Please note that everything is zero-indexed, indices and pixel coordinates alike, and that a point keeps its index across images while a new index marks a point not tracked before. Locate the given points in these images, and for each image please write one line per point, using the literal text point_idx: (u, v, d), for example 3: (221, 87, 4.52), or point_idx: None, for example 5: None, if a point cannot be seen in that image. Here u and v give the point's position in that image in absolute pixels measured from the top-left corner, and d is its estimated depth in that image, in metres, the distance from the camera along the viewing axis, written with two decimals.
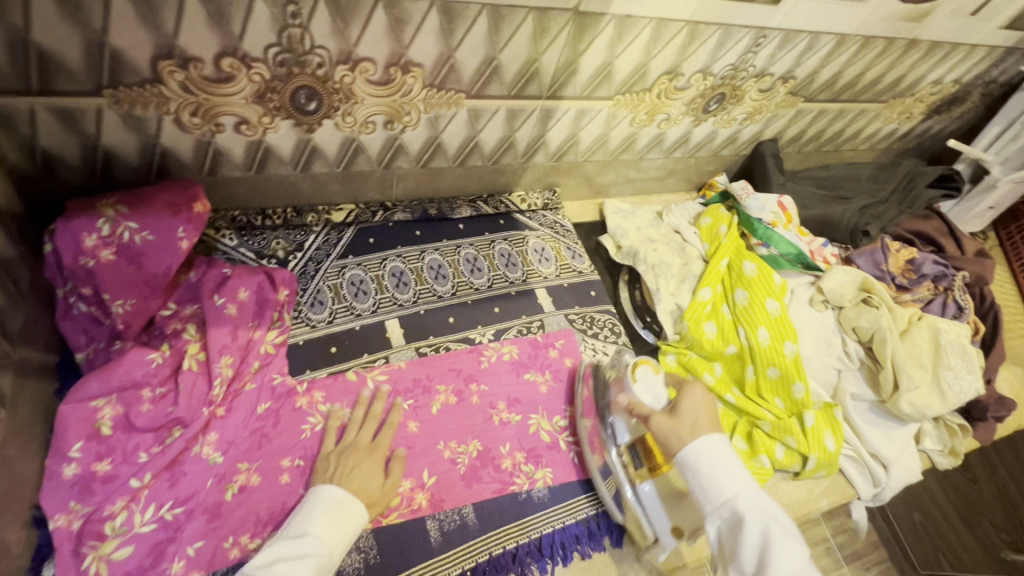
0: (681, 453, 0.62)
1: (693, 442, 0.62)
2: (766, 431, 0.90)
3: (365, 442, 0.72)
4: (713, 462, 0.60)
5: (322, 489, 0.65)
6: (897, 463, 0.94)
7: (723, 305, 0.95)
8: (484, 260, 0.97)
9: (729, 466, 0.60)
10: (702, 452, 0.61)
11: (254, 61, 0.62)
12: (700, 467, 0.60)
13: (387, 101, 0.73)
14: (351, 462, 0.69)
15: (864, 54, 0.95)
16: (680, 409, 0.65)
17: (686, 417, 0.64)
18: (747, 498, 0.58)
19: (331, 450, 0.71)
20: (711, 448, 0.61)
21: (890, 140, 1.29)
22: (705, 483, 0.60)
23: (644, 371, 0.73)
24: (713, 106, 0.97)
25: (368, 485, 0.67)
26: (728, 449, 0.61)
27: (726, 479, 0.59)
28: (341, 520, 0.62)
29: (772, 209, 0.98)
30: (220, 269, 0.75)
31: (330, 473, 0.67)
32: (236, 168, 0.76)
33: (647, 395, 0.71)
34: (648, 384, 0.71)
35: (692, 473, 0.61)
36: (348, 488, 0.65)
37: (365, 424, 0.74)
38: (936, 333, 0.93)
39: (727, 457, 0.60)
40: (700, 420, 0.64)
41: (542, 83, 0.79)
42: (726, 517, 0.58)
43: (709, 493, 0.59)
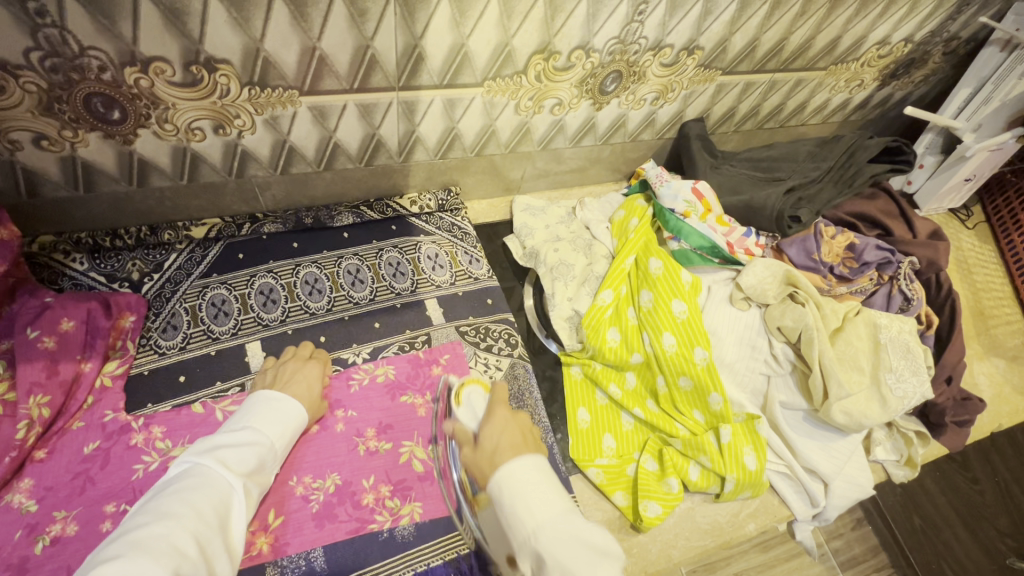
0: (489, 485, 0.54)
1: (497, 472, 0.53)
2: (678, 448, 0.81)
3: (302, 357, 0.75)
4: (514, 494, 0.51)
5: (259, 394, 0.66)
6: (838, 479, 0.83)
7: (628, 309, 0.85)
8: (368, 270, 0.88)
9: (533, 492, 0.51)
10: (505, 484, 0.52)
11: (20, 69, 0.56)
12: (501, 499, 0.51)
13: (206, 105, 0.66)
14: (291, 369, 0.72)
15: (778, 16, 0.84)
16: (482, 439, 0.59)
17: (488, 448, 0.57)
18: (550, 527, 0.49)
19: (271, 367, 0.74)
20: (512, 477, 0.52)
21: (844, 112, 1.16)
22: (507, 517, 0.51)
23: (470, 392, 0.72)
24: (611, 86, 0.86)
25: (311, 386, 0.71)
26: (532, 475, 0.52)
27: (528, 510, 0.50)
28: (279, 417, 0.63)
29: (685, 197, 0.87)
30: (41, 299, 0.69)
31: (268, 383, 0.70)
32: (60, 188, 0.71)
33: (468, 415, 0.69)
34: (471, 407, 0.70)
35: (498, 509, 0.52)
36: (289, 392, 0.68)
37: (305, 345, 0.78)
38: (874, 330, 0.82)
39: (531, 486, 0.51)
40: (500, 446, 0.57)
41: (387, 72, 0.70)
42: (529, 555, 0.49)
43: (513, 530, 0.50)
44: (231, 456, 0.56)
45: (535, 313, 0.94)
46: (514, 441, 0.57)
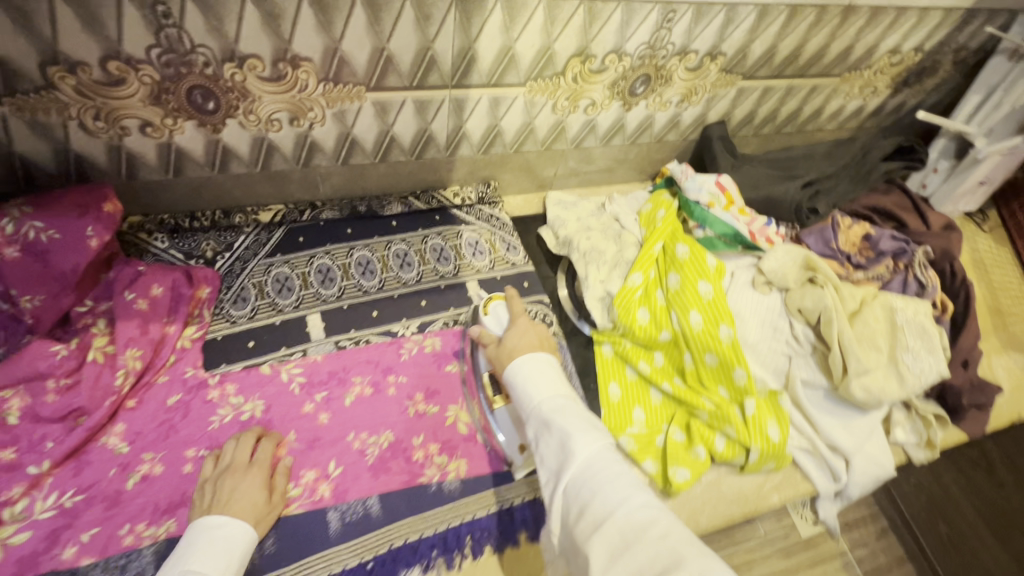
0: (505, 373, 0.67)
1: (513, 363, 0.66)
2: (705, 421, 0.85)
3: (242, 463, 0.68)
4: (526, 377, 0.64)
5: (198, 525, 0.61)
6: (859, 456, 0.87)
7: (656, 290, 0.91)
8: (415, 255, 0.96)
9: (542, 377, 0.63)
10: (519, 368, 0.65)
11: (140, 63, 0.65)
12: (516, 382, 0.64)
13: (287, 98, 0.75)
14: (229, 485, 0.66)
15: (795, 25, 0.91)
16: (506, 339, 0.72)
17: (508, 345, 0.71)
18: (553, 402, 0.61)
19: (208, 478, 0.68)
20: (527, 365, 0.65)
21: (859, 118, 1.22)
22: (520, 395, 0.63)
23: (496, 304, 0.83)
24: (640, 88, 0.94)
25: (255, 502, 0.65)
26: (542, 365, 0.64)
27: (536, 389, 0.62)
28: (223, 548, 0.59)
29: (709, 190, 0.94)
30: (134, 267, 0.77)
31: (205, 506, 0.64)
32: (154, 171, 0.80)
33: (494, 323, 0.81)
34: (497, 316, 0.82)
35: (513, 389, 0.65)
36: (233, 513, 0.63)
37: (245, 442, 0.71)
38: (891, 313, 0.86)
39: (541, 373, 0.64)
40: (520, 343, 0.70)
41: (443, 72, 0.79)
42: (534, 424, 0.60)
43: (523, 403, 0.63)
44: None
45: (570, 300, 0.99)
46: (531, 342, 0.70)
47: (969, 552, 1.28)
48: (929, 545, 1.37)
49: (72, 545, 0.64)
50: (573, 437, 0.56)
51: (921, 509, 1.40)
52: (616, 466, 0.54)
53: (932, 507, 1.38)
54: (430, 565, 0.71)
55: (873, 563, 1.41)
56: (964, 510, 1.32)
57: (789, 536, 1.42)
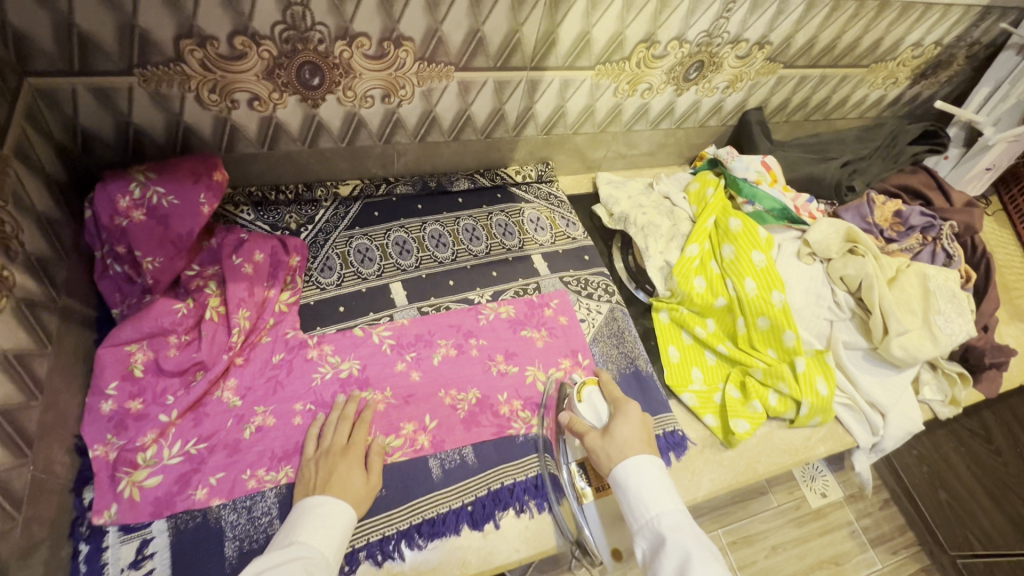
0: (613, 473, 0.66)
1: (624, 462, 0.65)
2: (758, 379, 0.93)
3: (341, 446, 0.72)
4: (639, 485, 0.62)
5: (304, 502, 0.65)
6: (894, 410, 0.96)
7: (711, 261, 0.98)
8: (482, 229, 1.02)
9: (660, 489, 0.62)
10: (630, 474, 0.63)
11: (263, 39, 0.70)
12: (628, 486, 0.63)
13: (384, 76, 0.81)
14: (331, 466, 0.70)
15: (836, 17, 0.99)
16: (614, 431, 0.69)
17: (617, 437, 0.68)
18: (670, 519, 0.59)
19: (311, 457, 0.71)
20: (638, 471, 0.63)
21: (878, 108, 1.32)
22: (633, 503, 0.62)
23: (590, 392, 0.80)
24: (693, 74, 1.02)
25: (353, 485, 0.68)
26: (659, 474, 0.63)
27: (651, 502, 0.61)
28: (327, 524, 0.62)
29: (756, 168, 1.02)
30: (237, 235, 0.83)
31: (311, 482, 0.68)
32: (251, 144, 0.84)
33: (590, 411, 0.77)
34: (594, 402, 0.78)
35: (622, 494, 0.64)
36: (333, 493, 0.66)
37: (342, 427, 0.74)
38: (924, 279, 0.95)
39: (656, 482, 0.62)
40: (629, 441, 0.68)
41: (525, 54, 0.85)
42: (650, 538, 0.60)
43: (634, 514, 0.62)
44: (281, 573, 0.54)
45: (625, 271, 1.06)
46: (642, 437, 0.69)
47: (968, 517, 1.37)
48: (929, 512, 1.49)
49: (202, 487, 0.68)
50: (695, 564, 0.54)
51: (921, 479, 1.50)
52: None
53: (933, 476, 1.47)
54: (525, 508, 0.77)
55: (877, 531, 1.52)
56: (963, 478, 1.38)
57: (801, 506, 1.51)
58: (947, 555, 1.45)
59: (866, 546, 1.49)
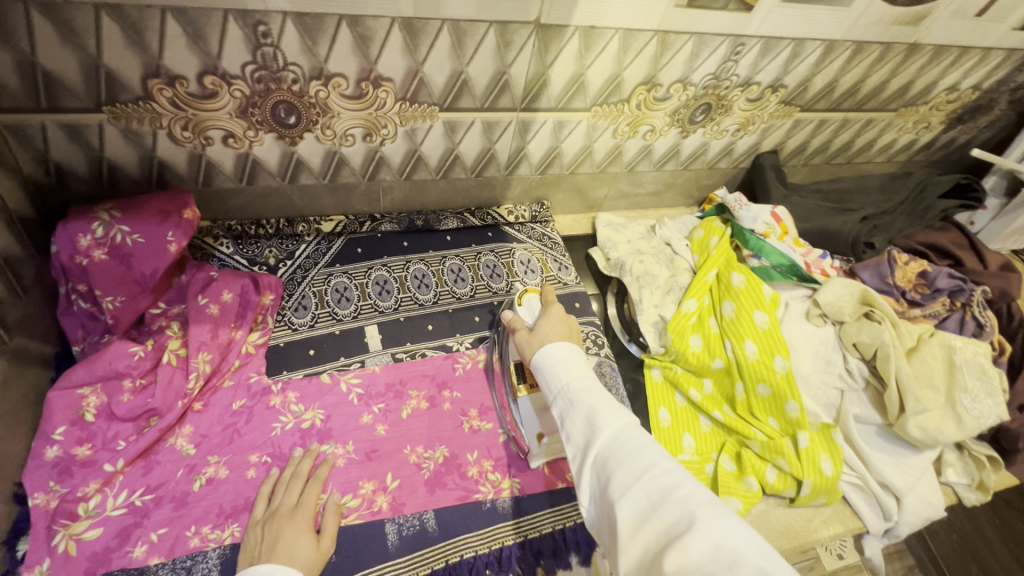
0: (534, 359, 0.67)
1: (543, 348, 0.67)
2: (756, 451, 0.85)
3: (289, 507, 0.68)
4: (554, 360, 0.63)
5: (252, 570, 0.59)
6: (912, 495, 0.86)
7: (710, 318, 0.91)
8: (468, 270, 0.97)
9: (570, 360, 0.63)
10: (547, 355, 0.64)
11: (233, 78, 0.68)
12: (543, 365, 0.64)
13: (363, 115, 0.77)
14: (279, 531, 0.65)
15: (859, 61, 0.92)
16: (539, 328, 0.72)
17: (540, 332, 0.71)
18: (579, 382, 0.60)
19: (260, 520, 0.67)
20: (553, 350, 0.64)
21: (909, 152, 1.22)
22: (546, 376, 0.63)
23: (530, 297, 0.83)
24: (700, 117, 0.95)
25: (303, 548, 0.63)
26: (569, 349, 0.64)
27: (563, 371, 0.62)
28: None
29: (765, 220, 0.94)
30: (207, 272, 0.80)
31: (257, 550, 0.64)
32: (228, 180, 0.82)
33: (526, 313, 0.81)
34: (530, 307, 0.82)
35: (540, 375, 0.64)
36: (278, 560, 0.61)
37: (293, 485, 0.70)
38: (948, 352, 0.86)
39: (568, 356, 0.63)
40: (550, 332, 0.70)
41: (514, 95, 0.81)
42: (560, 405, 0.60)
43: (550, 385, 0.62)
44: None
45: (619, 321, 1.00)
46: (563, 329, 0.70)
47: None
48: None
49: (141, 544, 0.65)
50: (601, 413, 0.55)
51: (952, 549, 1.38)
52: (642, 438, 0.53)
53: (963, 547, 1.35)
54: None
55: None
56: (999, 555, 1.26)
57: (812, 568, 1.39)
58: None
59: None
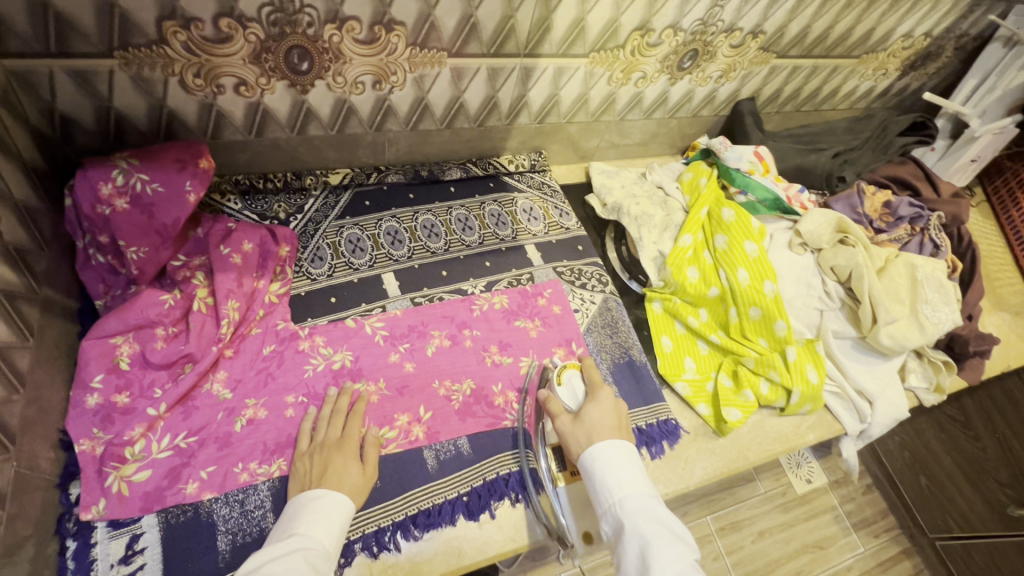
0: (581, 457, 0.65)
1: (592, 446, 0.65)
2: (750, 368, 0.94)
3: (334, 440, 0.71)
4: (604, 468, 0.62)
5: (300, 497, 0.63)
6: (882, 398, 0.97)
7: (704, 251, 0.98)
8: (475, 219, 1.01)
9: (622, 472, 0.62)
10: (595, 457, 0.63)
11: (249, 21, 0.68)
12: (593, 470, 0.63)
13: (374, 61, 0.79)
14: (328, 459, 0.69)
15: (829, 7, 0.99)
16: (585, 417, 0.70)
17: (587, 421, 0.69)
18: (632, 505, 0.59)
19: (305, 453, 0.70)
20: (603, 455, 0.63)
21: (868, 98, 1.32)
22: (597, 485, 0.62)
23: (570, 374, 0.79)
24: (688, 63, 1.01)
25: (351, 477, 0.67)
26: (621, 455, 0.63)
27: (614, 485, 0.61)
28: (327, 517, 0.61)
29: (749, 158, 1.02)
30: (225, 224, 0.81)
31: (306, 478, 0.67)
32: (237, 131, 0.82)
33: (568, 394, 0.77)
34: (572, 387, 0.77)
35: (589, 478, 0.64)
36: (328, 486, 0.65)
37: (335, 421, 0.73)
38: (912, 269, 0.96)
39: (620, 465, 0.62)
40: (598, 424, 0.68)
41: (518, 41, 0.84)
42: (612, 524, 0.60)
43: (600, 498, 0.62)
44: (280, 567, 0.53)
45: (619, 261, 1.07)
46: (612, 421, 0.68)
47: (949, 502, 1.41)
48: (911, 497, 1.51)
49: (193, 481, 0.67)
50: (654, 551, 0.54)
51: (903, 464, 1.53)
52: None
53: (914, 462, 1.50)
54: (522, 497, 0.77)
55: (859, 516, 1.55)
56: (945, 464, 1.41)
57: (787, 492, 1.53)
58: (928, 539, 1.48)
59: (848, 531, 1.51)
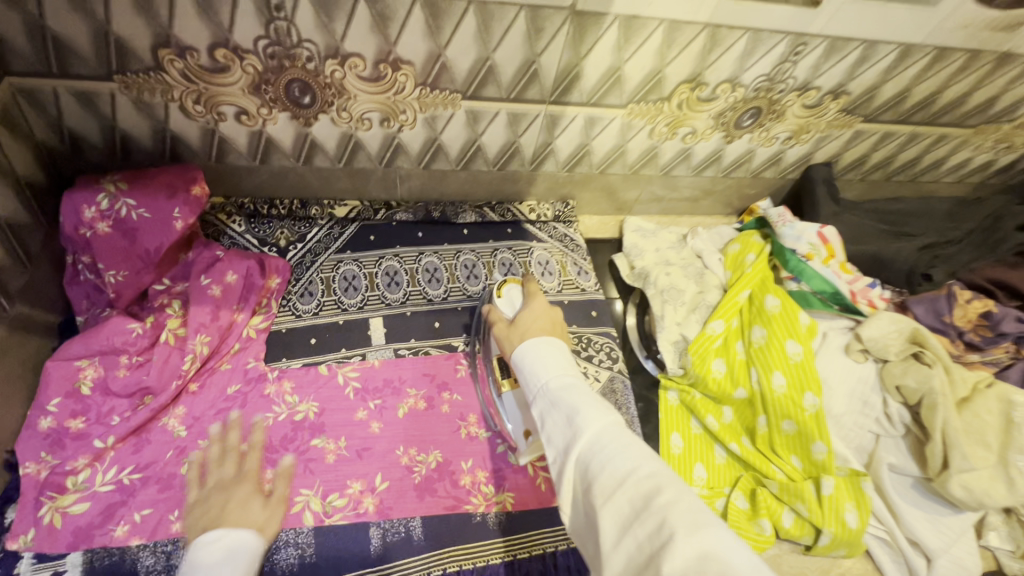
0: (513, 354, 0.58)
1: (523, 342, 0.58)
2: (773, 492, 0.78)
3: (232, 476, 0.62)
4: (533, 353, 0.54)
5: (195, 542, 0.51)
6: (945, 557, 0.77)
7: (737, 342, 0.84)
8: (482, 267, 0.93)
9: (550, 352, 0.54)
10: (525, 348, 0.55)
11: (246, 52, 0.64)
12: (522, 360, 0.55)
13: (381, 99, 0.73)
14: (223, 497, 0.58)
15: (939, 69, 0.81)
16: (519, 321, 0.65)
17: (521, 326, 0.64)
18: (561, 380, 0.51)
19: (196, 500, 0.59)
20: (534, 342, 0.55)
21: (984, 174, 1.09)
22: (525, 373, 0.54)
23: (511, 287, 0.77)
24: (748, 121, 0.87)
25: (251, 507, 0.57)
26: (552, 341, 0.55)
27: (542, 366, 0.52)
28: (229, 558, 0.49)
29: (809, 240, 0.86)
30: (213, 252, 0.78)
31: (200, 518, 0.55)
32: (241, 157, 0.80)
33: (507, 305, 0.74)
34: (511, 298, 0.75)
35: (518, 369, 0.55)
36: (226, 521, 0.54)
37: (233, 456, 0.65)
38: (1007, 407, 0.76)
39: (549, 348, 0.54)
40: (530, 326, 0.62)
41: (543, 86, 0.75)
42: (539, 404, 0.50)
43: (528, 383, 0.53)
44: None
45: (637, 335, 0.94)
46: (544, 326, 0.62)
47: None
48: None
49: (123, 523, 0.64)
50: (583, 412, 0.46)
51: None
52: (632, 441, 0.44)
53: None
54: None
55: None
56: None
57: None
58: None
59: None
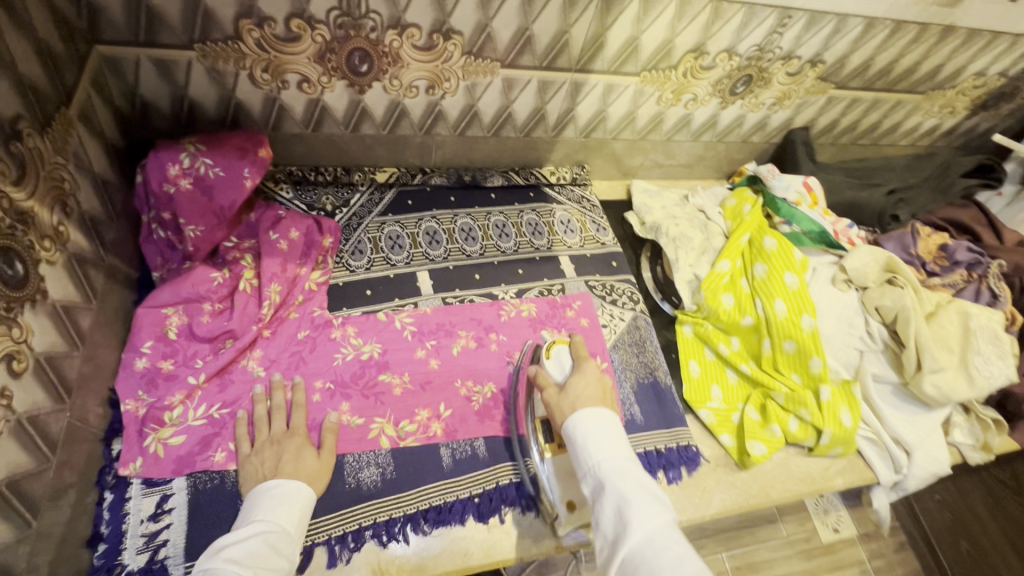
0: (565, 425, 0.63)
1: (575, 414, 0.62)
2: (779, 404, 0.90)
3: (283, 432, 0.71)
4: (586, 433, 0.59)
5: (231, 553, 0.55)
6: (920, 450, 0.92)
7: (742, 278, 0.97)
8: (512, 226, 1.02)
9: (603, 435, 0.59)
10: (579, 424, 0.60)
11: (317, 23, 0.72)
12: (575, 436, 0.60)
13: (430, 67, 0.82)
14: (282, 456, 0.68)
15: (896, 39, 0.96)
16: (569, 387, 0.67)
17: (571, 394, 0.66)
18: (614, 465, 0.56)
19: (252, 454, 0.69)
20: (587, 420, 0.60)
21: (932, 137, 1.26)
22: (577, 451, 0.59)
23: (558, 349, 0.75)
24: (740, 88, 1.00)
25: (309, 462, 0.69)
26: (606, 424, 0.60)
27: (596, 448, 0.58)
28: None
29: (796, 189, 1.02)
30: (275, 212, 0.87)
31: (265, 469, 0.67)
32: (296, 124, 0.87)
33: (556, 368, 0.73)
34: (561, 361, 0.73)
35: (571, 443, 0.61)
36: (284, 475, 0.66)
37: (278, 415, 0.72)
38: (965, 317, 0.90)
39: (603, 430, 0.59)
40: (581, 395, 0.65)
41: (571, 56, 0.85)
42: (592, 485, 0.56)
43: (580, 462, 0.59)
44: None
45: (653, 282, 1.06)
46: (596, 393, 0.65)
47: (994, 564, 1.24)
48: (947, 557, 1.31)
49: (221, 450, 0.70)
50: (633, 506, 0.52)
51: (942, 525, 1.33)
52: (678, 547, 0.49)
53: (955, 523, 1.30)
54: (530, 505, 0.77)
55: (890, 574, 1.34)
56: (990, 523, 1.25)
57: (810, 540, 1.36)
58: None
59: None
